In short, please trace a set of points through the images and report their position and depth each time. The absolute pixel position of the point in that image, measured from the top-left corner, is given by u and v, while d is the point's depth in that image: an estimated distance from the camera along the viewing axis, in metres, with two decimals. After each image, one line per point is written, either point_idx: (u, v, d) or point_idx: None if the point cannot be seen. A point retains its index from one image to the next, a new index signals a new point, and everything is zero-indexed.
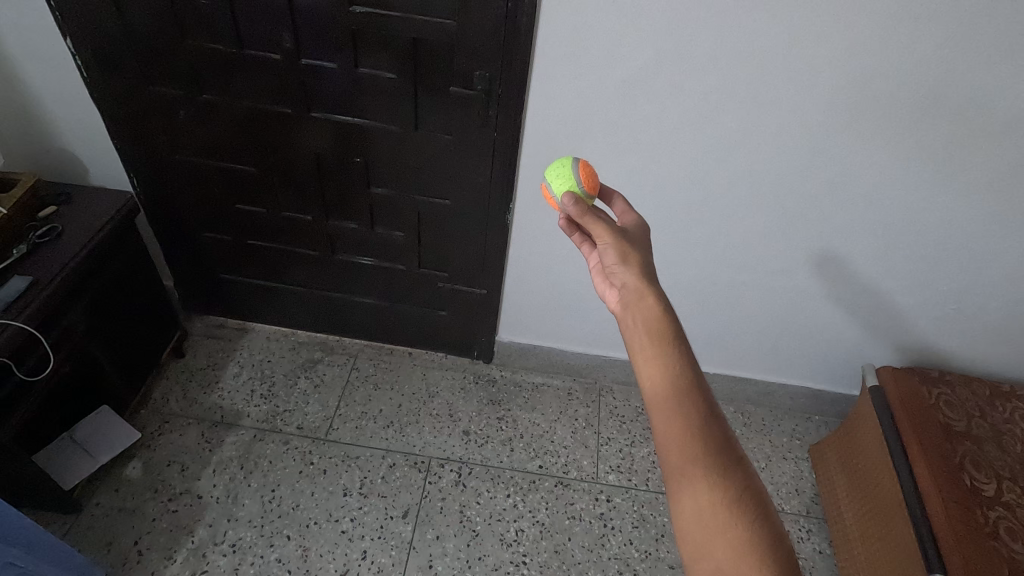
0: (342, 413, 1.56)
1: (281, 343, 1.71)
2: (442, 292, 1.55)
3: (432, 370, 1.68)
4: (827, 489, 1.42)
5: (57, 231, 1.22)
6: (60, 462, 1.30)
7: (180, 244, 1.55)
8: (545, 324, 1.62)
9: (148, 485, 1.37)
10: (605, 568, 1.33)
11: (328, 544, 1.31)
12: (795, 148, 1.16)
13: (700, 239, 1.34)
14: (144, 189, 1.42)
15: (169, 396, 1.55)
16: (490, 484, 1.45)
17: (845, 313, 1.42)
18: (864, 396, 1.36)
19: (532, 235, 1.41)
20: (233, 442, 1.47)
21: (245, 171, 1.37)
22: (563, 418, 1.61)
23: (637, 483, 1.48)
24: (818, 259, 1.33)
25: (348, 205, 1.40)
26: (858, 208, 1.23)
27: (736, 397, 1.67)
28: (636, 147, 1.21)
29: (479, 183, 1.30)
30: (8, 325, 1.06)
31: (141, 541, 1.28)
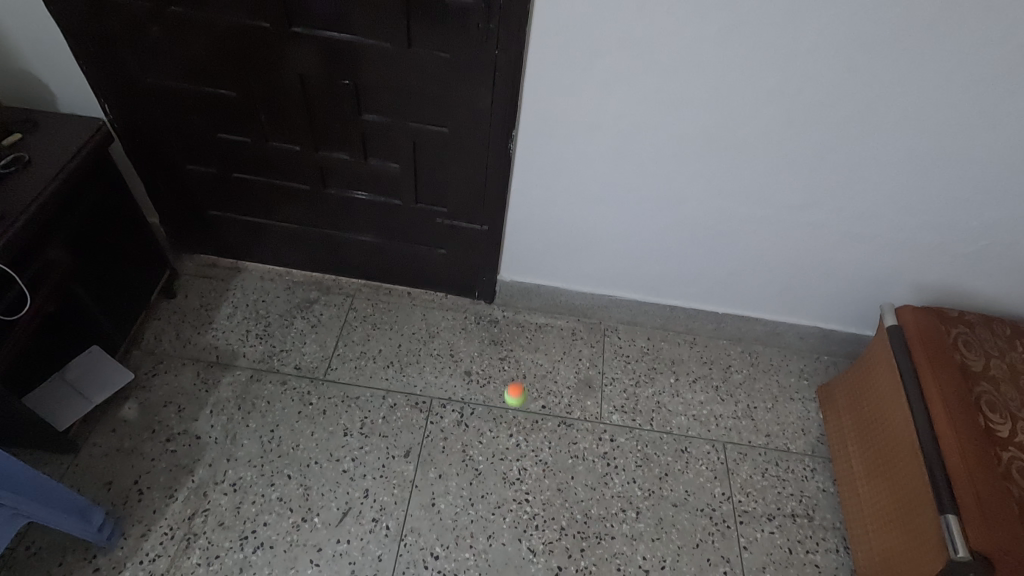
0: (340, 353, 1.52)
1: (275, 282, 1.65)
2: (440, 228, 1.48)
3: (432, 310, 1.63)
4: (835, 429, 1.40)
5: (23, 159, 1.13)
6: (51, 403, 1.27)
7: (162, 178, 1.46)
8: (549, 262, 1.55)
9: (145, 425, 1.35)
10: (607, 506, 1.32)
11: (330, 483, 1.30)
12: (829, 68, 1.05)
13: (716, 171, 1.25)
14: (118, 116, 1.32)
15: (162, 337, 1.51)
16: (493, 424, 1.43)
17: (865, 251, 1.35)
18: (880, 336, 1.31)
19: (536, 166, 1.32)
20: (230, 382, 1.44)
21: (225, 95, 1.26)
22: (567, 359, 1.57)
23: (641, 423, 1.46)
24: (842, 193, 1.25)
25: (338, 133, 1.30)
26: (891, 137, 1.14)
27: (744, 337, 1.63)
28: (652, 67, 1.10)
29: (479, 108, 1.20)
30: None
31: (141, 480, 1.27)
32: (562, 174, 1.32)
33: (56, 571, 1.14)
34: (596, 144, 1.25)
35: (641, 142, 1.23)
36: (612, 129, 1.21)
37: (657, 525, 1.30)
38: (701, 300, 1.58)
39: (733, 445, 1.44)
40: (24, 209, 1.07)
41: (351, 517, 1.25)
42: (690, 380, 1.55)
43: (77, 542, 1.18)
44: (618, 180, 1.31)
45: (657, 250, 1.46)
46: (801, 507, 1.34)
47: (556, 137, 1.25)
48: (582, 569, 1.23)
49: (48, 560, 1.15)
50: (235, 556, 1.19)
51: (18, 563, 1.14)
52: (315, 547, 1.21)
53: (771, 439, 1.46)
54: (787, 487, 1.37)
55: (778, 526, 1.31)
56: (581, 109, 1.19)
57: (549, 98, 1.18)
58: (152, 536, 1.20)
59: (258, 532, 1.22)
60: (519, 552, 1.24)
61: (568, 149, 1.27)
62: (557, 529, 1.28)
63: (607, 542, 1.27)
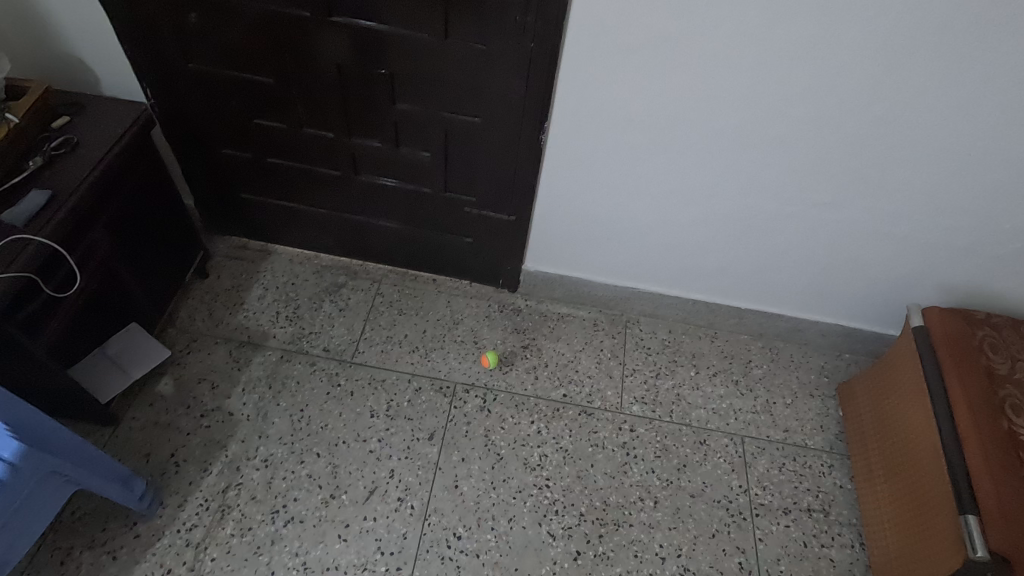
0: (367, 337, 1.56)
1: (304, 266, 1.69)
2: (468, 217, 1.50)
3: (456, 297, 1.66)
4: (854, 427, 1.41)
5: (72, 142, 1.17)
6: (94, 377, 1.32)
7: (198, 160, 1.50)
8: (574, 253, 1.56)
9: (181, 401, 1.40)
10: (626, 494, 1.35)
11: (357, 462, 1.34)
12: (867, 66, 1.04)
13: (747, 168, 1.26)
14: (158, 100, 1.35)
15: (196, 316, 1.55)
16: (515, 411, 1.46)
17: (892, 250, 1.35)
18: (905, 336, 1.31)
19: (567, 159, 1.33)
20: (261, 362, 1.48)
21: (263, 82, 1.28)
22: (588, 349, 1.59)
23: (661, 414, 1.48)
24: (873, 192, 1.24)
25: (371, 121, 1.32)
26: (926, 137, 1.13)
27: (765, 333, 1.64)
28: (687, 62, 1.10)
29: (512, 100, 1.21)
30: (31, 240, 1.03)
31: (177, 453, 1.32)
32: (592, 167, 1.34)
33: (99, 535, 1.20)
34: (627, 137, 1.26)
35: (672, 136, 1.23)
36: (643, 123, 1.22)
37: (674, 514, 1.33)
38: (724, 295, 1.59)
39: (752, 439, 1.46)
40: (72, 191, 1.10)
41: (377, 496, 1.30)
42: (710, 374, 1.57)
43: (119, 510, 1.23)
44: (647, 173, 1.32)
45: (682, 244, 1.47)
46: (818, 502, 1.36)
47: (587, 129, 1.26)
48: (600, 554, 1.26)
49: (92, 525, 1.21)
50: (267, 528, 1.24)
51: (64, 527, 1.20)
52: (343, 523, 1.26)
53: (790, 435, 1.47)
54: (804, 482, 1.39)
55: (794, 520, 1.33)
56: (613, 103, 1.20)
57: (582, 91, 1.19)
58: (189, 506, 1.25)
59: (288, 506, 1.27)
60: (539, 535, 1.28)
61: (599, 143, 1.28)
62: (576, 514, 1.31)
63: (625, 529, 1.30)
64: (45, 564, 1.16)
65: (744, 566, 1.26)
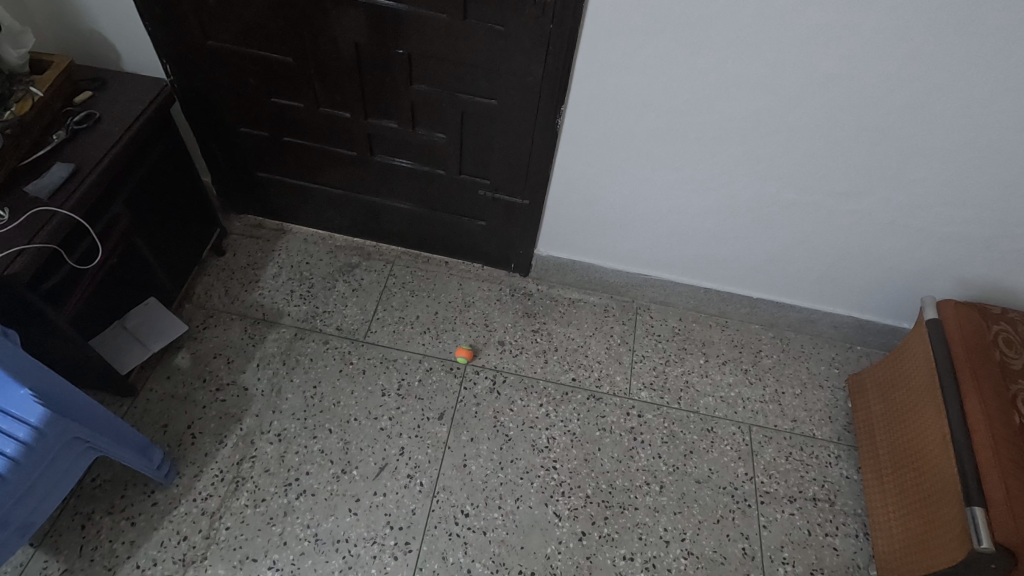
0: (380, 317, 1.58)
1: (318, 245, 1.71)
2: (482, 200, 1.50)
3: (468, 280, 1.67)
4: (863, 418, 1.41)
5: (94, 117, 1.19)
6: (114, 348, 1.35)
7: (216, 138, 1.51)
8: (586, 238, 1.56)
9: (197, 374, 1.43)
10: (632, 478, 1.36)
11: (368, 439, 1.37)
12: (891, 54, 1.03)
13: (763, 156, 1.25)
14: (177, 77, 1.36)
15: (212, 292, 1.58)
16: (524, 393, 1.47)
17: (909, 242, 1.34)
18: (918, 328, 1.30)
19: (582, 143, 1.33)
20: (275, 339, 1.51)
21: (281, 61, 1.29)
22: (598, 334, 1.60)
23: (669, 401, 1.49)
24: (891, 183, 1.23)
25: (388, 102, 1.33)
26: (948, 128, 1.11)
27: (777, 323, 1.64)
28: (707, 46, 1.09)
29: (530, 82, 1.21)
30: (56, 212, 1.06)
31: (194, 426, 1.35)
32: (607, 152, 1.33)
33: (119, 502, 1.24)
34: (644, 122, 1.25)
35: (689, 122, 1.22)
36: (660, 108, 1.21)
37: (679, 499, 1.34)
38: (736, 284, 1.58)
39: (759, 428, 1.46)
40: (95, 165, 1.12)
41: (388, 472, 1.32)
42: (720, 362, 1.57)
43: (137, 478, 1.27)
44: (663, 159, 1.31)
45: (696, 231, 1.46)
46: (823, 492, 1.37)
47: (604, 113, 1.25)
48: (605, 535, 1.28)
49: (112, 492, 1.25)
50: (280, 500, 1.27)
51: (85, 493, 1.24)
52: (354, 497, 1.28)
53: (798, 425, 1.47)
54: (810, 471, 1.40)
55: (799, 509, 1.34)
56: (631, 87, 1.19)
57: (600, 75, 1.18)
58: (205, 477, 1.28)
59: (300, 480, 1.30)
60: (545, 515, 1.30)
61: (616, 127, 1.27)
62: (582, 496, 1.33)
63: (630, 512, 1.31)
64: (67, 528, 1.20)
65: (748, 552, 1.28)
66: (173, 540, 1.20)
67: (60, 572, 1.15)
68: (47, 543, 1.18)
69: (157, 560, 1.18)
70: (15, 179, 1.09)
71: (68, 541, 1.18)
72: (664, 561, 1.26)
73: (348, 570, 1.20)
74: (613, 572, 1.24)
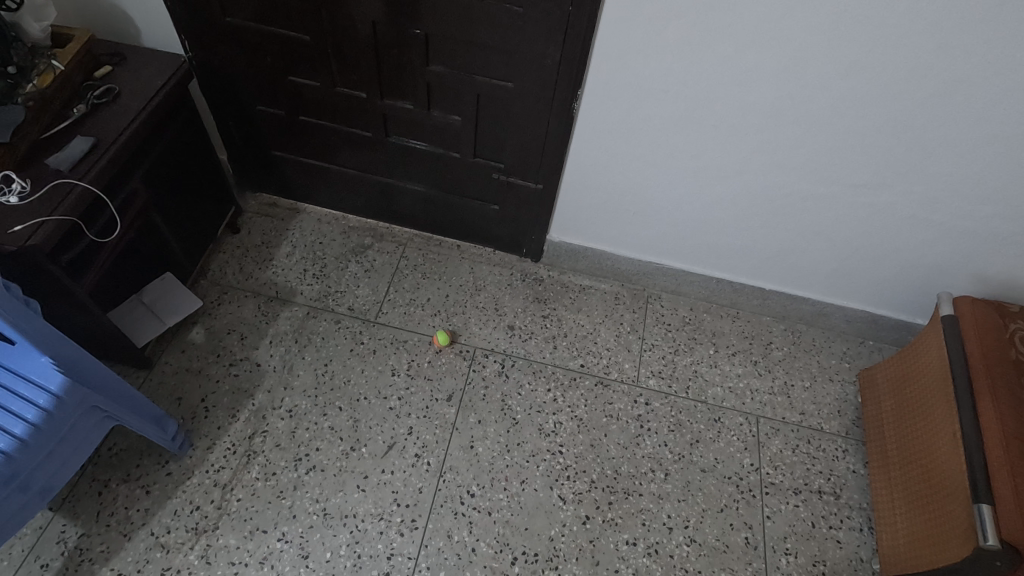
0: (391, 298, 1.59)
1: (331, 225, 1.72)
2: (496, 184, 1.50)
3: (480, 264, 1.68)
4: (871, 413, 1.40)
5: (114, 92, 1.20)
6: (131, 321, 1.37)
7: (233, 116, 1.52)
8: (599, 225, 1.56)
9: (211, 349, 1.45)
10: (637, 464, 1.37)
11: (377, 418, 1.38)
12: (916, 44, 1.00)
13: (782, 145, 1.23)
14: (196, 53, 1.37)
15: (227, 269, 1.60)
16: (532, 378, 1.48)
17: (927, 237, 1.32)
18: (933, 324, 1.29)
19: (598, 129, 1.32)
20: (288, 317, 1.53)
21: (299, 39, 1.29)
22: (608, 321, 1.60)
23: (677, 390, 1.49)
24: (911, 177, 1.21)
25: (404, 82, 1.32)
26: (972, 121, 1.09)
27: (789, 315, 1.63)
28: (728, 31, 1.07)
29: (547, 65, 1.20)
30: (76, 184, 1.07)
31: (207, 399, 1.38)
32: (623, 138, 1.32)
33: (134, 471, 1.27)
34: (661, 108, 1.23)
35: (707, 109, 1.20)
36: (678, 95, 1.20)
37: (684, 487, 1.34)
38: (749, 275, 1.57)
39: (767, 419, 1.46)
40: (115, 140, 1.14)
41: (396, 451, 1.34)
42: (729, 353, 1.57)
43: (152, 448, 1.30)
44: (679, 146, 1.30)
45: (710, 221, 1.45)
46: (829, 485, 1.37)
47: (621, 98, 1.24)
48: (608, 520, 1.29)
49: (127, 461, 1.28)
50: (290, 474, 1.29)
51: (102, 461, 1.27)
52: (362, 474, 1.31)
53: (806, 418, 1.47)
54: (817, 464, 1.39)
55: (804, 501, 1.34)
56: (649, 72, 1.17)
57: (617, 59, 1.17)
58: (217, 450, 1.31)
59: (310, 455, 1.32)
60: (550, 498, 1.31)
61: (633, 113, 1.26)
62: (587, 481, 1.34)
63: (634, 498, 1.32)
64: (84, 494, 1.23)
65: (750, 541, 1.28)
66: (186, 509, 1.23)
67: (77, 535, 1.19)
68: (65, 507, 1.21)
69: (171, 528, 1.21)
70: (37, 151, 1.11)
71: (86, 507, 1.22)
72: (667, 548, 1.27)
73: (355, 544, 1.22)
74: (615, 556, 1.25)
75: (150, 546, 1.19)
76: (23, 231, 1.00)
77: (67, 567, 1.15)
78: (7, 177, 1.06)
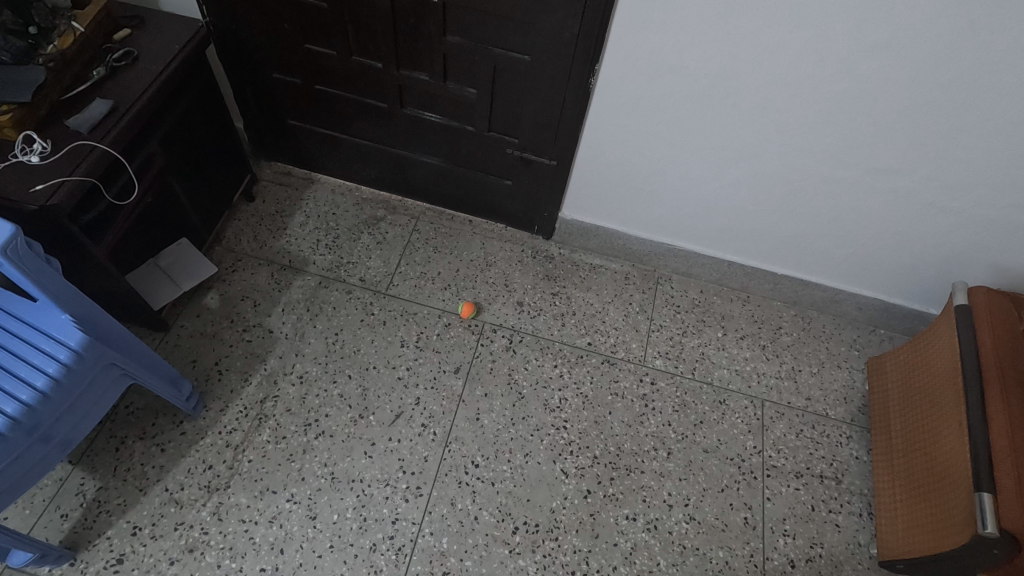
0: (402, 271, 1.60)
1: (345, 197, 1.73)
2: (510, 159, 1.49)
3: (491, 240, 1.68)
4: (877, 401, 1.40)
5: (133, 55, 1.21)
6: (148, 284, 1.40)
7: (249, 83, 1.52)
8: (612, 204, 1.55)
9: (225, 315, 1.48)
10: (641, 442, 1.38)
11: (386, 387, 1.41)
12: (947, 24, 0.97)
13: (801, 126, 1.21)
14: (213, 18, 1.37)
15: (241, 237, 1.62)
16: (539, 353, 1.49)
17: (945, 225, 1.30)
18: (945, 314, 1.28)
19: (614, 105, 1.30)
20: (300, 285, 1.55)
21: (316, 6, 1.28)
22: (617, 301, 1.61)
23: (683, 371, 1.50)
24: (932, 162, 1.19)
25: (421, 53, 1.31)
26: (1000, 107, 1.06)
27: (800, 301, 1.62)
28: (752, 7, 1.04)
29: (566, 38, 1.18)
30: (95, 147, 1.08)
31: (221, 362, 1.41)
32: (639, 115, 1.30)
33: (150, 429, 1.31)
34: (680, 85, 1.21)
35: (728, 87, 1.18)
36: (697, 72, 1.18)
37: (685, 466, 1.36)
38: (761, 259, 1.56)
39: (773, 403, 1.46)
40: (133, 103, 1.15)
41: (403, 420, 1.37)
42: (738, 337, 1.57)
43: (167, 408, 1.34)
44: (696, 126, 1.28)
45: (724, 203, 1.44)
46: (831, 470, 1.37)
47: (640, 75, 1.22)
48: (609, 495, 1.31)
49: (143, 420, 1.32)
50: (300, 438, 1.33)
51: (120, 418, 1.31)
52: (370, 441, 1.33)
53: (812, 403, 1.47)
54: (820, 449, 1.40)
55: (805, 484, 1.35)
56: (669, 50, 1.16)
57: (638, 33, 1.15)
58: (230, 412, 1.34)
59: (320, 421, 1.35)
60: (552, 471, 1.33)
61: (650, 91, 1.24)
62: (590, 456, 1.36)
63: (636, 475, 1.34)
64: (102, 449, 1.27)
65: (749, 521, 1.30)
66: (199, 468, 1.27)
67: (95, 488, 1.23)
68: (84, 461, 1.26)
69: (184, 485, 1.25)
70: (58, 112, 1.12)
71: (103, 461, 1.26)
72: (666, 524, 1.29)
73: (361, 508, 1.26)
74: (615, 530, 1.27)
75: (165, 501, 1.23)
76: (45, 190, 1.01)
77: (86, 518, 1.20)
78: (28, 138, 1.07)
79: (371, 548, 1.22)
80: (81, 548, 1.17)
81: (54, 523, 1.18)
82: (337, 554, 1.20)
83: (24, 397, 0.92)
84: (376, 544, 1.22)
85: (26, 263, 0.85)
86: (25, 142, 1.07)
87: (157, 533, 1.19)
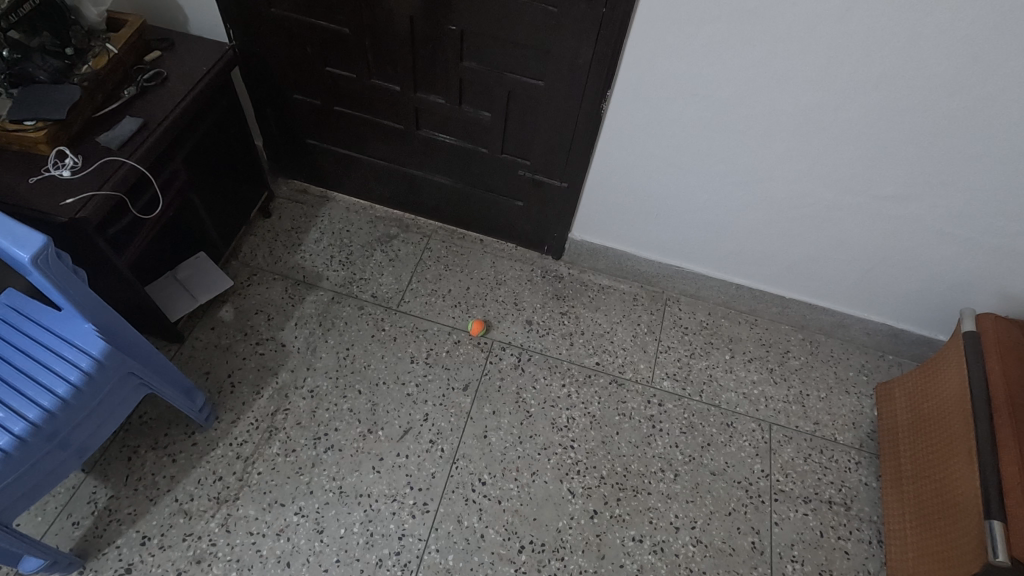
0: (413, 287, 1.63)
1: (359, 214, 1.77)
2: (522, 180, 1.53)
3: (501, 259, 1.71)
4: (885, 427, 1.40)
5: (162, 75, 1.26)
6: (166, 296, 1.44)
7: (271, 104, 1.57)
8: (621, 225, 1.57)
9: (239, 328, 1.50)
10: (648, 463, 1.38)
11: (395, 403, 1.42)
12: (948, 58, 1.01)
13: (812, 150, 1.23)
14: (240, 42, 1.42)
15: (257, 252, 1.65)
16: (547, 372, 1.51)
17: (952, 252, 1.31)
18: (953, 341, 1.28)
19: (624, 129, 1.33)
20: (313, 300, 1.57)
21: (339, 32, 1.33)
22: (626, 321, 1.62)
23: (690, 393, 1.50)
24: (939, 191, 1.21)
25: (437, 77, 1.36)
26: (1000, 136, 1.09)
27: (807, 325, 1.63)
28: (759, 38, 1.08)
29: (580, 64, 1.22)
30: (124, 163, 1.12)
31: (233, 374, 1.43)
32: (648, 138, 1.33)
33: (162, 439, 1.33)
34: (690, 111, 1.25)
35: (735, 114, 1.22)
36: (707, 99, 1.21)
37: (692, 489, 1.36)
38: (769, 283, 1.58)
39: (780, 427, 1.46)
40: (161, 121, 1.19)
41: (411, 435, 1.38)
42: (745, 359, 1.57)
43: (180, 418, 1.36)
44: (705, 151, 1.31)
45: (733, 226, 1.46)
46: (840, 495, 1.36)
47: (651, 100, 1.26)
48: (616, 515, 1.31)
49: (156, 430, 1.34)
50: (309, 451, 1.34)
51: (133, 427, 1.33)
52: (377, 456, 1.34)
53: (820, 428, 1.47)
54: (828, 474, 1.39)
55: (813, 510, 1.34)
56: (678, 78, 1.20)
57: (649, 60, 1.19)
58: (241, 424, 1.36)
59: (329, 435, 1.36)
60: (559, 491, 1.33)
61: (660, 116, 1.28)
62: (597, 476, 1.36)
63: (643, 496, 1.34)
64: (115, 458, 1.29)
65: (757, 546, 1.29)
66: (209, 479, 1.28)
67: (107, 497, 1.24)
68: (96, 469, 1.27)
69: (194, 495, 1.26)
70: (89, 129, 1.17)
71: (115, 470, 1.28)
72: (673, 546, 1.28)
73: (369, 522, 1.26)
74: (621, 551, 1.27)
75: (174, 512, 1.24)
76: (74, 204, 1.05)
77: (97, 526, 1.21)
78: (61, 152, 1.12)
79: (377, 563, 1.22)
80: (91, 556, 1.18)
81: (65, 531, 1.20)
82: (343, 568, 1.21)
83: (46, 403, 0.94)
84: (382, 559, 1.22)
85: (57, 273, 0.88)
86: (58, 156, 1.11)
87: (165, 544, 1.20)
